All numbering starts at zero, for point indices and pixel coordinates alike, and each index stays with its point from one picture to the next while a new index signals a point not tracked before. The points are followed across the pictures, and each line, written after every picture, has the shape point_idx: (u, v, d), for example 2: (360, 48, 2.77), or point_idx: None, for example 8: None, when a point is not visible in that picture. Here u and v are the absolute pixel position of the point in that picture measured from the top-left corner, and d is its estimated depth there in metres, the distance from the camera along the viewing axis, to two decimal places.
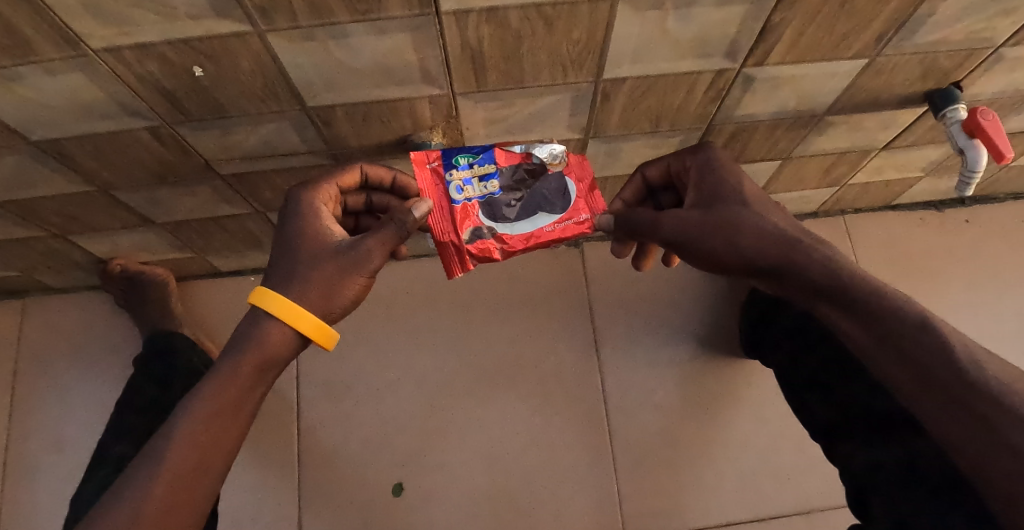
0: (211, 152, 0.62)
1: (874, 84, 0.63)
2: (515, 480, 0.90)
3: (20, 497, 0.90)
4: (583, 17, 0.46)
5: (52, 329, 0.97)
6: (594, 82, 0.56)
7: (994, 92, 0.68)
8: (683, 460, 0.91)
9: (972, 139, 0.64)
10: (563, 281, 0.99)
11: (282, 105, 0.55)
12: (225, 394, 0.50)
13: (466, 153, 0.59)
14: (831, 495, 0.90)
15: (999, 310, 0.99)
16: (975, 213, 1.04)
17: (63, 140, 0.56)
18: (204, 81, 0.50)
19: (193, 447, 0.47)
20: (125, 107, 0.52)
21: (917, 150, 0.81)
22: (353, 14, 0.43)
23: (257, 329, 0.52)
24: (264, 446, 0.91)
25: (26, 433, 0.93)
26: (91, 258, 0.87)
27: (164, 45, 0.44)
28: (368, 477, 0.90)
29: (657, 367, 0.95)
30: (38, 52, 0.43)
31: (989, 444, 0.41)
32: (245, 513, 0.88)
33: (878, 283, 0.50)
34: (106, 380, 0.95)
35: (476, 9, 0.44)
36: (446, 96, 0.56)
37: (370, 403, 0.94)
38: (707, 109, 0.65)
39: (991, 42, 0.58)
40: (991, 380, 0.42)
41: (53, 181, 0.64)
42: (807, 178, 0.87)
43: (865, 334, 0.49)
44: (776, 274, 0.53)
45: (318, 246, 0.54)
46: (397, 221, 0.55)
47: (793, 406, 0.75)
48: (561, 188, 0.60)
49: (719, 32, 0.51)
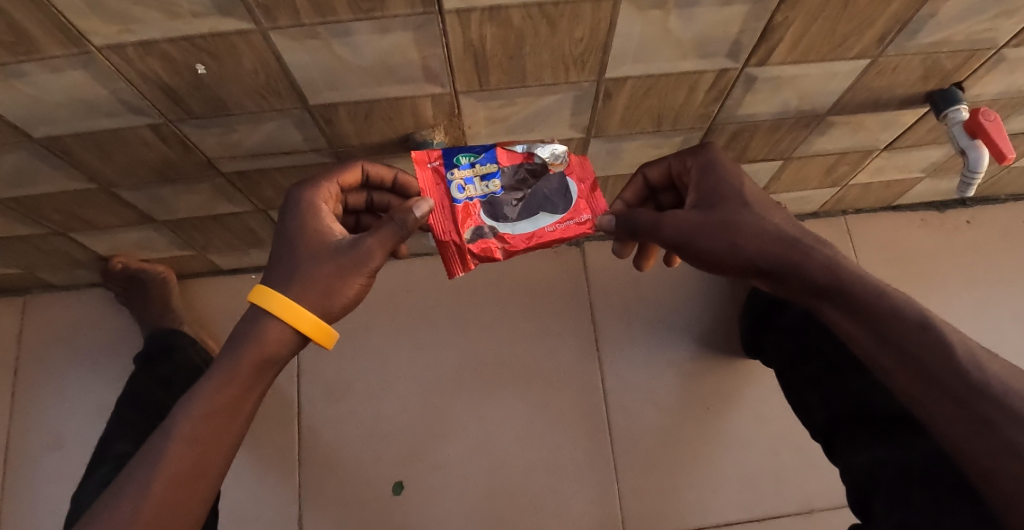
0: (213, 150, 0.63)
1: (875, 85, 0.63)
2: (515, 479, 0.90)
3: (20, 495, 0.90)
4: (585, 17, 0.46)
5: (53, 327, 0.98)
6: (596, 82, 0.56)
7: (996, 92, 0.68)
8: (683, 460, 0.91)
9: (974, 140, 0.64)
10: (564, 280, 0.99)
11: (284, 103, 0.55)
12: (225, 393, 0.50)
13: (467, 152, 0.59)
14: (831, 495, 0.90)
15: (1001, 311, 0.99)
16: (976, 214, 1.04)
17: (65, 138, 0.56)
18: (207, 79, 0.50)
19: (193, 446, 0.48)
20: (127, 105, 0.52)
21: (918, 150, 0.81)
22: (356, 13, 0.43)
23: (257, 328, 0.52)
24: (264, 444, 0.91)
25: (26, 431, 0.93)
26: (92, 255, 0.87)
27: (167, 42, 0.44)
28: (369, 476, 0.90)
29: (657, 367, 0.95)
30: (41, 49, 0.43)
31: (989, 445, 0.42)
32: (245, 511, 0.88)
33: (879, 284, 0.50)
34: (106, 379, 0.95)
35: (479, 8, 0.44)
36: (447, 95, 0.56)
37: (370, 401, 0.94)
38: (709, 109, 0.65)
39: (993, 43, 0.58)
40: (991, 381, 0.43)
41: (54, 178, 0.64)
42: (808, 178, 0.87)
43: (865, 335, 0.49)
44: (778, 274, 0.53)
45: (318, 245, 0.54)
46: (398, 220, 0.54)
47: (793, 406, 0.75)
48: (562, 188, 0.60)
49: (721, 32, 0.51)
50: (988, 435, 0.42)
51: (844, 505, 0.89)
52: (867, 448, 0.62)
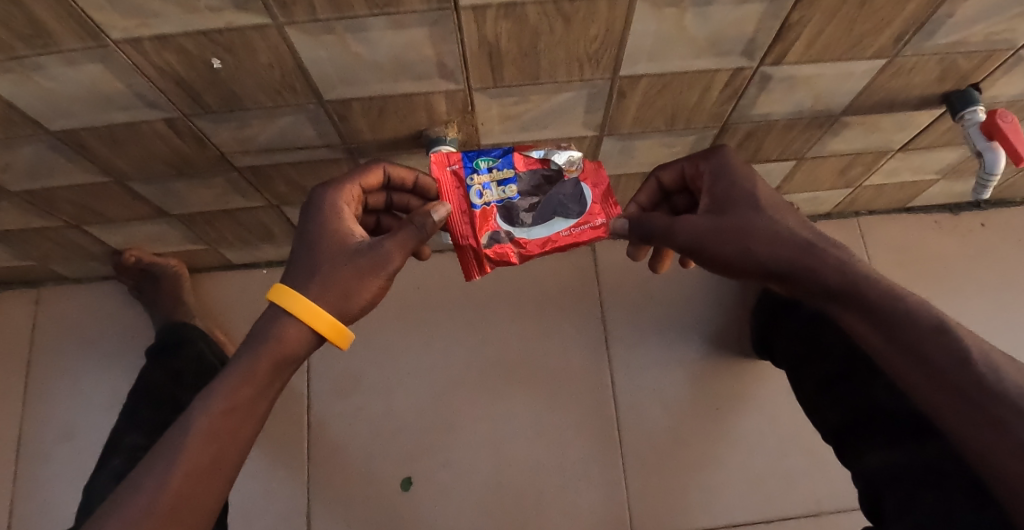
0: (227, 145, 0.63)
1: (892, 85, 0.62)
2: (523, 478, 0.90)
3: (32, 487, 0.91)
4: (600, 14, 0.46)
5: (66, 319, 0.98)
6: (610, 80, 0.56)
7: (1014, 94, 0.67)
8: (693, 460, 0.91)
9: (990, 141, 0.63)
10: (574, 279, 0.99)
11: (298, 98, 0.55)
12: (243, 391, 0.50)
13: (486, 156, 0.59)
14: (843, 497, 0.90)
15: (1014, 313, 0.98)
16: (991, 217, 1.03)
17: (82, 132, 0.57)
18: (222, 73, 0.50)
19: (211, 442, 0.48)
20: (143, 99, 0.53)
21: (934, 151, 0.80)
22: (371, 8, 0.43)
23: (275, 327, 0.52)
24: (274, 438, 0.92)
25: (38, 423, 0.93)
26: (105, 248, 0.88)
27: (183, 37, 0.45)
28: (378, 472, 0.90)
29: (668, 366, 0.95)
30: (60, 43, 0.44)
31: (1003, 446, 0.41)
32: (255, 503, 0.89)
33: (895, 286, 0.50)
34: (119, 372, 0.96)
35: (494, 4, 0.43)
36: (461, 91, 0.56)
37: (380, 397, 0.94)
38: (723, 108, 0.64)
39: (1011, 43, 0.57)
40: (1008, 383, 0.43)
41: (70, 171, 0.65)
42: (822, 178, 0.87)
43: (883, 339, 0.49)
44: (793, 279, 0.52)
45: (339, 246, 0.54)
46: (417, 223, 0.55)
47: (805, 408, 0.74)
48: (578, 193, 0.60)
49: (736, 30, 0.50)
50: (1004, 438, 0.41)
51: (855, 507, 0.89)
52: (880, 451, 0.62)
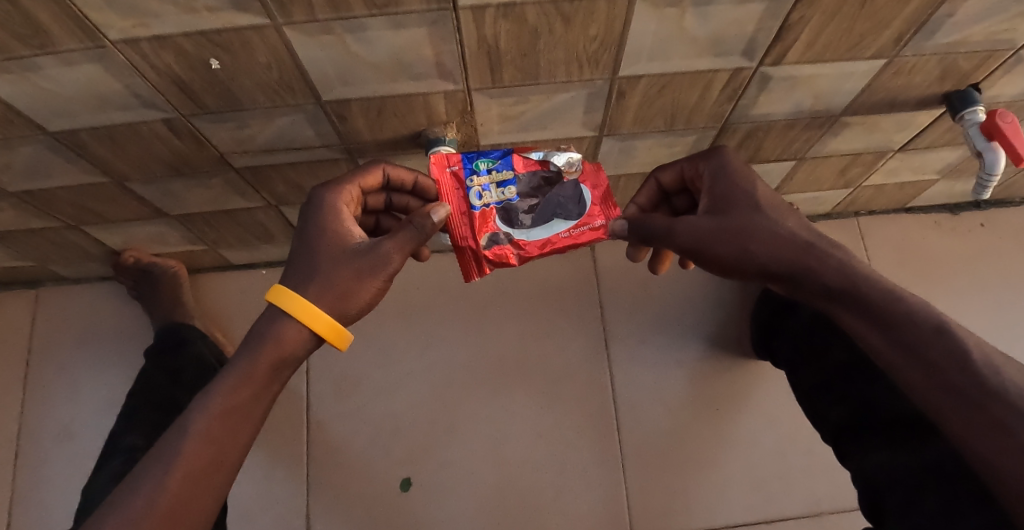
0: (225, 145, 0.63)
1: (892, 85, 0.62)
2: (522, 479, 0.90)
3: (31, 488, 0.91)
4: (599, 14, 0.46)
5: (65, 319, 0.98)
6: (610, 80, 0.56)
7: (1014, 93, 0.67)
8: (693, 460, 0.91)
9: (990, 142, 0.64)
10: (574, 279, 0.99)
11: (297, 98, 0.55)
12: (242, 392, 0.50)
13: (486, 158, 0.59)
14: (843, 497, 0.90)
15: (1013, 312, 0.98)
16: (991, 217, 1.03)
17: (80, 132, 0.57)
18: (220, 73, 0.50)
19: (209, 443, 0.48)
20: (142, 100, 0.52)
21: (934, 151, 0.80)
22: (370, 8, 0.43)
23: (274, 328, 0.52)
24: (273, 439, 0.92)
25: (37, 423, 0.93)
26: (104, 249, 0.88)
27: (181, 37, 0.44)
28: (377, 473, 0.90)
29: (667, 367, 0.95)
30: (57, 43, 0.44)
31: (1004, 448, 0.41)
32: (254, 504, 0.89)
33: (896, 287, 0.50)
34: (118, 372, 0.96)
35: (493, 4, 0.43)
36: (460, 92, 0.56)
37: (380, 397, 0.94)
38: (722, 108, 0.64)
39: (1012, 43, 0.57)
40: (1009, 386, 0.43)
41: (69, 172, 0.64)
42: (822, 178, 0.87)
43: (883, 341, 0.48)
44: (793, 280, 0.52)
45: (337, 247, 0.54)
46: (417, 224, 0.54)
47: (804, 408, 0.74)
48: (577, 195, 0.60)
49: (736, 30, 0.50)
50: (1005, 440, 0.41)
51: (855, 508, 0.89)
52: (880, 452, 0.61)
